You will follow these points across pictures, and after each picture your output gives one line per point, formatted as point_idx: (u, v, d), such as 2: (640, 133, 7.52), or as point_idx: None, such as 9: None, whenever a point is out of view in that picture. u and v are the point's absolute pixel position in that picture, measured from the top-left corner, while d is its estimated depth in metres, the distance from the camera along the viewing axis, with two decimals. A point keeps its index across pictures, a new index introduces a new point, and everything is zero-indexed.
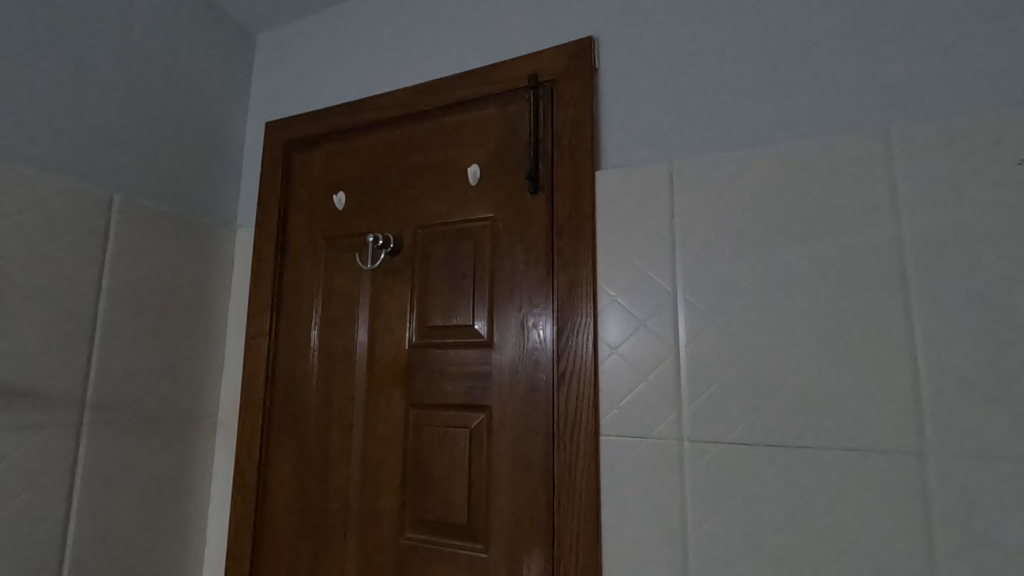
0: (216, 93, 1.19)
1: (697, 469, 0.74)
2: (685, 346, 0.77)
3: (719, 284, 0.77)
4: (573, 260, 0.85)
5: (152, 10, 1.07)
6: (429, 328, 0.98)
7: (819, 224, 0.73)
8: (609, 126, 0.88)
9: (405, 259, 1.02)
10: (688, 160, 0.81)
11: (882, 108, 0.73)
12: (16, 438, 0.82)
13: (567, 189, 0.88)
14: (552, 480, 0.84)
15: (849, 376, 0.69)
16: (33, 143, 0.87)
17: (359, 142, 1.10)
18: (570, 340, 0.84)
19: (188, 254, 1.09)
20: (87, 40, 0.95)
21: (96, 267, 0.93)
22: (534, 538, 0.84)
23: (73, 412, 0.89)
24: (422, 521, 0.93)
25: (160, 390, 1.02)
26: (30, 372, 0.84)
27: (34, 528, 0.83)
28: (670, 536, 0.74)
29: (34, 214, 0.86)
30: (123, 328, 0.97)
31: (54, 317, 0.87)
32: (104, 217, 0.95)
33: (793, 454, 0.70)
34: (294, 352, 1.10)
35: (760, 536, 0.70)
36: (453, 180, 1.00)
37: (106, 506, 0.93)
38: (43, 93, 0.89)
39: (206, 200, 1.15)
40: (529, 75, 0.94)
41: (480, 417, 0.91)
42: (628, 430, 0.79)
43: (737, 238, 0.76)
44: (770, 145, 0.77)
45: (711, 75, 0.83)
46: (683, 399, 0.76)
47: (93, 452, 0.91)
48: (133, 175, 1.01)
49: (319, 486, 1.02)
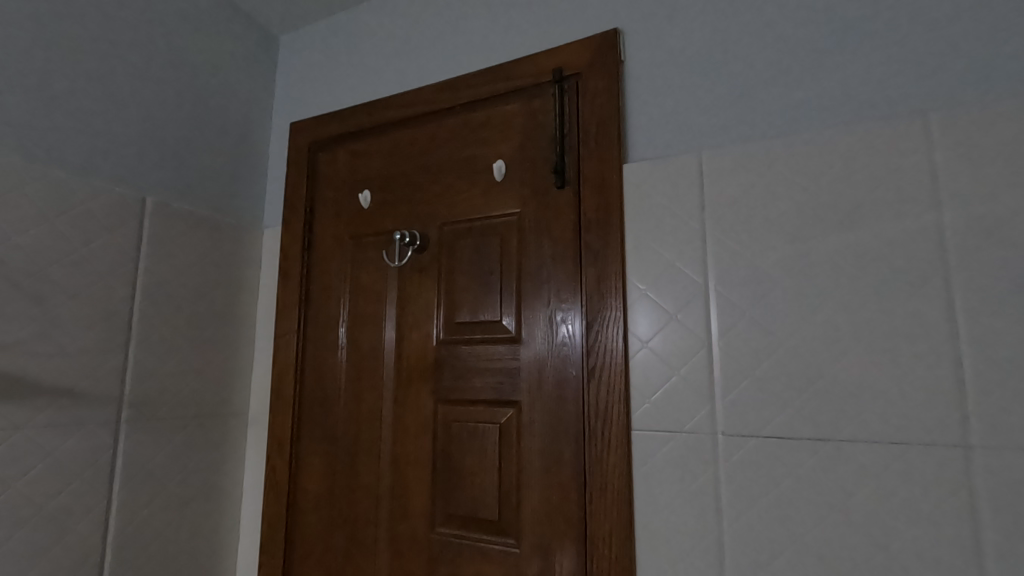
0: (243, 94, 1.20)
1: (731, 463, 0.74)
2: (718, 339, 0.76)
3: (752, 276, 0.76)
4: (602, 253, 0.85)
5: (180, 14, 1.08)
6: (456, 324, 0.98)
7: (857, 212, 0.71)
8: (637, 118, 0.88)
9: (431, 257, 1.03)
10: (718, 150, 0.80)
11: (922, 90, 0.71)
12: (57, 437, 0.84)
13: (594, 183, 0.87)
14: (584, 475, 0.83)
15: (889, 365, 0.68)
16: (68, 148, 0.89)
17: (384, 140, 1.11)
18: (600, 335, 0.83)
19: (218, 254, 1.10)
20: (115, 45, 0.97)
21: (131, 268, 0.95)
22: (566, 534, 0.84)
23: (111, 411, 0.91)
24: (453, 517, 0.93)
25: (193, 387, 1.04)
26: (71, 371, 0.86)
27: (77, 523, 0.86)
28: (705, 530, 0.74)
29: (72, 217, 0.88)
30: (156, 327, 0.98)
31: (90, 317, 0.89)
32: (136, 218, 0.97)
33: (830, 448, 0.69)
34: (323, 349, 1.11)
35: (798, 530, 0.69)
36: (478, 176, 1.00)
37: (144, 502, 0.95)
38: (77, 100, 0.91)
39: (235, 200, 1.16)
40: (554, 69, 0.93)
41: (509, 412, 0.91)
42: (660, 423, 0.78)
43: (770, 228, 0.75)
44: (802, 134, 0.76)
45: (742, 63, 0.82)
46: (717, 393, 0.75)
47: (131, 449, 0.93)
48: (163, 176, 1.03)
49: (350, 482, 1.04)
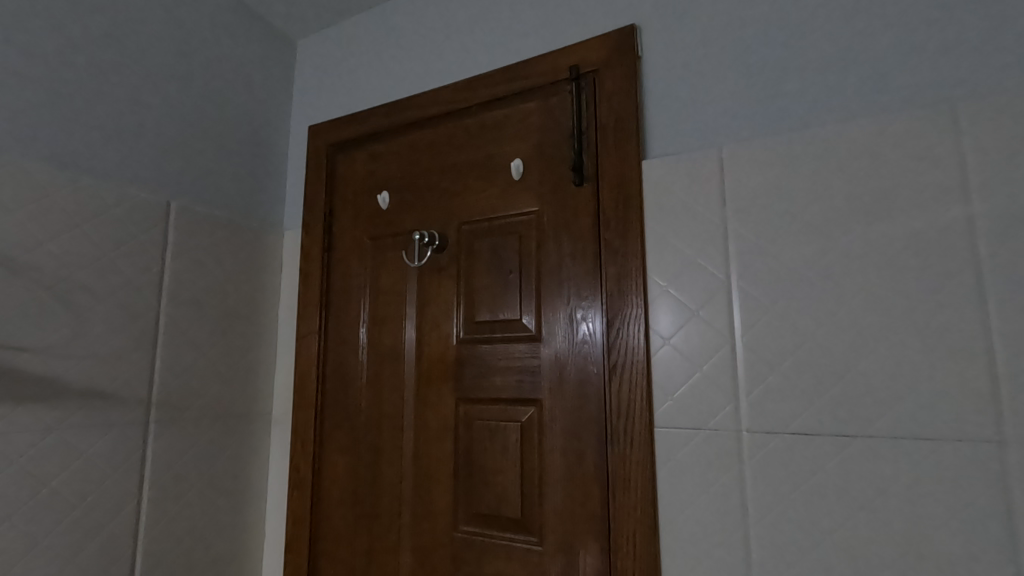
0: (262, 99, 1.22)
1: (758, 461, 0.73)
2: (741, 335, 0.76)
3: (776, 271, 0.75)
4: (622, 250, 0.85)
5: (201, 21, 1.10)
6: (476, 323, 0.98)
7: (882, 204, 0.70)
8: (656, 114, 0.87)
9: (450, 256, 1.03)
10: (739, 144, 0.79)
11: (950, 79, 0.70)
12: (89, 437, 0.86)
13: (613, 180, 0.87)
14: (606, 473, 0.83)
15: (919, 360, 0.66)
16: (96, 155, 0.91)
17: (401, 141, 1.12)
18: (621, 332, 0.83)
19: (240, 257, 1.12)
20: (138, 53, 0.99)
21: (157, 272, 0.97)
22: (589, 531, 0.83)
23: (140, 412, 0.92)
24: (475, 514, 0.93)
25: (218, 388, 1.05)
26: (101, 373, 0.88)
27: (110, 522, 0.88)
28: (731, 528, 0.73)
29: (100, 223, 0.90)
30: (182, 330, 1.00)
31: (119, 320, 0.91)
32: (162, 223, 0.98)
33: (858, 444, 0.68)
34: (344, 350, 1.12)
35: (827, 527, 0.69)
36: (496, 175, 1.00)
37: (173, 501, 0.96)
38: (103, 107, 0.93)
39: (256, 203, 1.18)
40: (571, 66, 0.93)
41: (531, 410, 0.91)
42: (683, 421, 0.77)
43: (793, 222, 0.75)
44: (826, 127, 0.75)
45: (762, 56, 0.81)
46: (741, 389, 0.75)
47: (160, 449, 0.95)
48: (187, 181, 1.05)
49: (372, 481, 1.04)
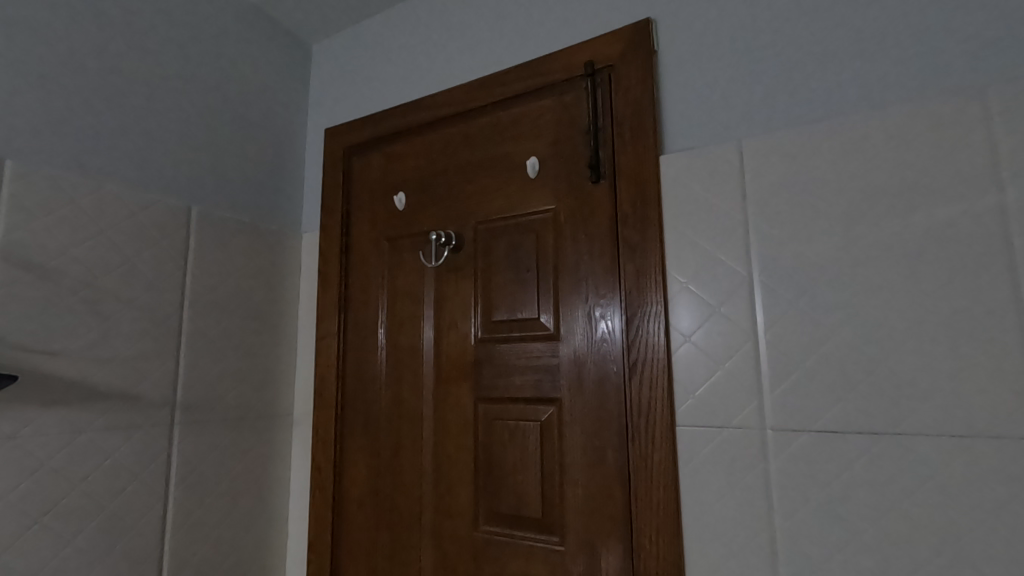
0: (279, 103, 1.23)
1: (784, 459, 0.71)
2: (764, 331, 0.74)
3: (798, 264, 0.73)
4: (640, 247, 0.84)
5: (218, 27, 1.12)
6: (494, 323, 0.98)
7: (911, 195, 0.68)
8: (673, 108, 0.86)
9: (467, 256, 1.03)
10: (760, 137, 0.78)
11: (981, 65, 0.68)
12: (117, 439, 0.87)
13: (630, 175, 0.86)
14: (628, 472, 0.82)
15: (950, 354, 0.65)
16: (119, 162, 0.93)
17: (417, 142, 1.12)
18: (640, 330, 0.82)
19: (260, 259, 1.13)
20: (158, 60, 1.00)
21: (179, 275, 0.99)
22: (611, 531, 0.83)
23: (165, 414, 0.94)
24: (496, 514, 0.93)
25: (241, 390, 1.07)
26: (128, 376, 0.90)
27: (138, 521, 0.89)
28: (756, 528, 0.72)
29: (124, 228, 0.91)
30: (204, 332, 1.01)
31: (144, 324, 0.93)
32: (184, 227, 1.00)
33: (888, 441, 0.66)
34: (363, 351, 1.13)
35: (855, 527, 0.67)
36: (512, 173, 1.00)
37: (199, 501, 0.98)
38: (125, 114, 0.94)
39: (274, 206, 1.19)
40: (586, 62, 0.93)
41: (550, 409, 0.91)
42: (706, 420, 0.76)
43: (817, 214, 0.73)
44: (849, 118, 0.73)
45: (783, 47, 0.79)
46: (765, 387, 0.73)
47: (185, 450, 0.96)
48: (207, 186, 1.06)
49: (393, 481, 1.05)
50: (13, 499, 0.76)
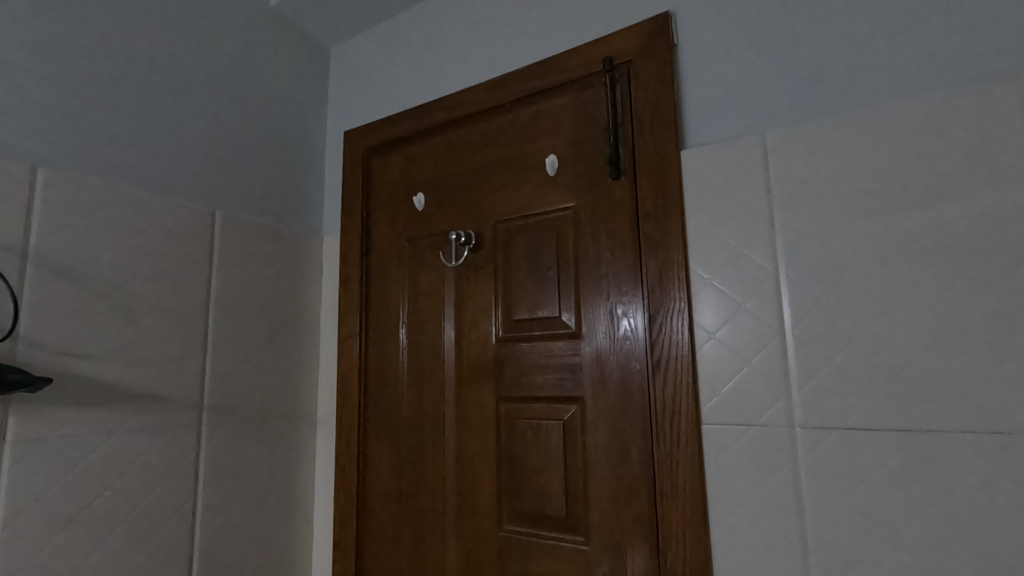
0: (299, 106, 1.24)
1: (813, 458, 0.70)
2: (791, 327, 0.73)
3: (826, 259, 0.72)
4: (662, 243, 0.83)
5: (239, 33, 1.13)
6: (515, 322, 0.98)
7: (942, 186, 0.66)
8: (694, 102, 0.85)
9: (487, 255, 1.03)
10: (785, 129, 0.76)
11: (1016, 51, 0.65)
12: (147, 439, 0.89)
13: (651, 171, 0.85)
14: (653, 471, 0.81)
15: (986, 350, 0.63)
16: (144, 168, 0.95)
17: (435, 142, 1.13)
18: (663, 327, 0.81)
19: (283, 261, 1.15)
20: (181, 68, 1.02)
21: (205, 279, 1.00)
22: (636, 531, 0.82)
23: (192, 415, 0.95)
24: (520, 514, 0.93)
25: (265, 390, 1.08)
26: (156, 378, 0.91)
27: (168, 520, 0.91)
28: (785, 527, 0.71)
29: (151, 233, 0.93)
30: (230, 334, 1.03)
31: (171, 326, 0.94)
32: (208, 231, 1.01)
33: (922, 440, 0.65)
34: (385, 351, 1.13)
35: (889, 528, 0.65)
36: (531, 171, 0.99)
37: (226, 501, 0.99)
38: (150, 121, 0.96)
39: (296, 209, 1.20)
40: (604, 58, 0.92)
41: (573, 408, 0.90)
42: (732, 418, 0.75)
43: (844, 207, 0.71)
44: (876, 108, 0.71)
45: (807, 37, 0.78)
46: (793, 384, 0.72)
47: (212, 450, 0.98)
48: (230, 190, 1.07)
49: (416, 480, 1.05)
50: (49, 498, 0.78)
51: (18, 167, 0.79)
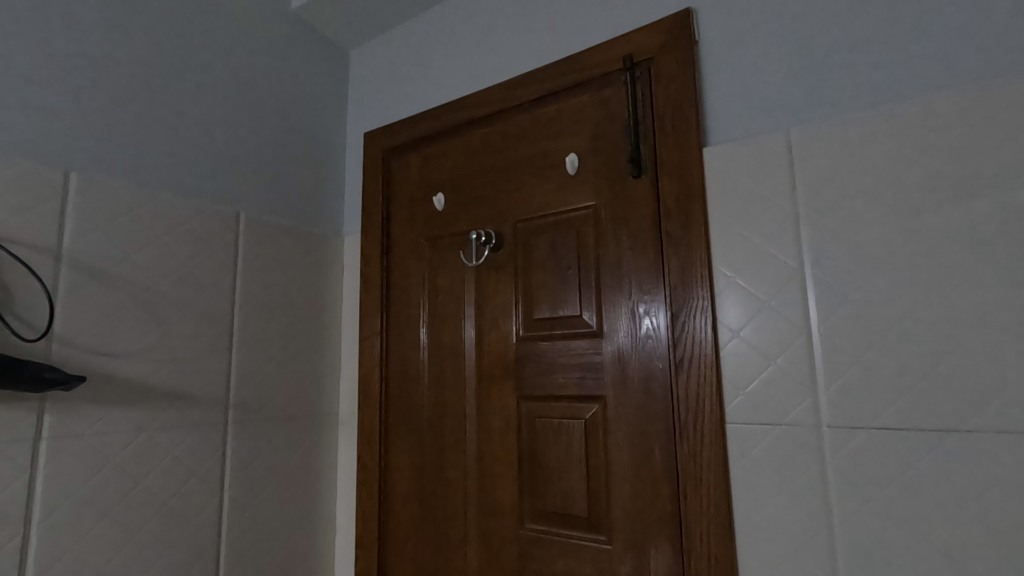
0: (320, 109, 1.26)
1: (841, 458, 0.69)
2: (818, 326, 0.72)
3: (853, 256, 0.71)
4: (685, 242, 0.82)
5: (262, 37, 1.15)
6: (535, 321, 0.98)
7: (974, 181, 0.65)
8: (716, 99, 0.84)
9: (507, 254, 1.03)
10: (811, 125, 0.75)
11: None
12: (175, 437, 0.91)
13: (672, 169, 0.84)
14: (676, 470, 0.81)
15: (1019, 348, 0.61)
16: (171, 171, 0.97)
17: (454, 143, 1.13)
18: (686, 326, 0.80)
19: (304, 262, 1.16)
20: (206, 72, 1.04)
21: (229, 279, 1.02)
22: (659, 530, 0.81)
23: (218, 414, 0.97)
24: (542, 512, 0.93)
25: (289, 389, 1.09)
26: (184, 377, 0.93)
27: (196, 516, 0.93)
28: (813, 529, 0.70)
29: (178, 234, 0.95)
30: (253, 333, 1.04)
31: (197, 326, 0.96)
32: (233, 232, 1.03)
33: (955, 440, 0.63)
34: (406, 351, 1.14)
35: (921, 530, 0.64)
36: (551, 171, 0.99)
37: (251, 497, 1.01)
38: (177, 125, 0.98)
39: (317, 210, 1.22)
40: (624, 56, 0.92)
41: (595, 407, 0.90)
42: (758, 417, 0.74)
43: (872, 203, 0.70)
44: (904, 103, 0.70)
45: (832, 31, 0.77)
46: (820, 383, 0.71)
47: (238, 448, 0.99)
48: (253, 192, 1.09)
49: (437, 478, 1.06)
50: (84, 493, 0.81)
51: (53, 172, 0.81)
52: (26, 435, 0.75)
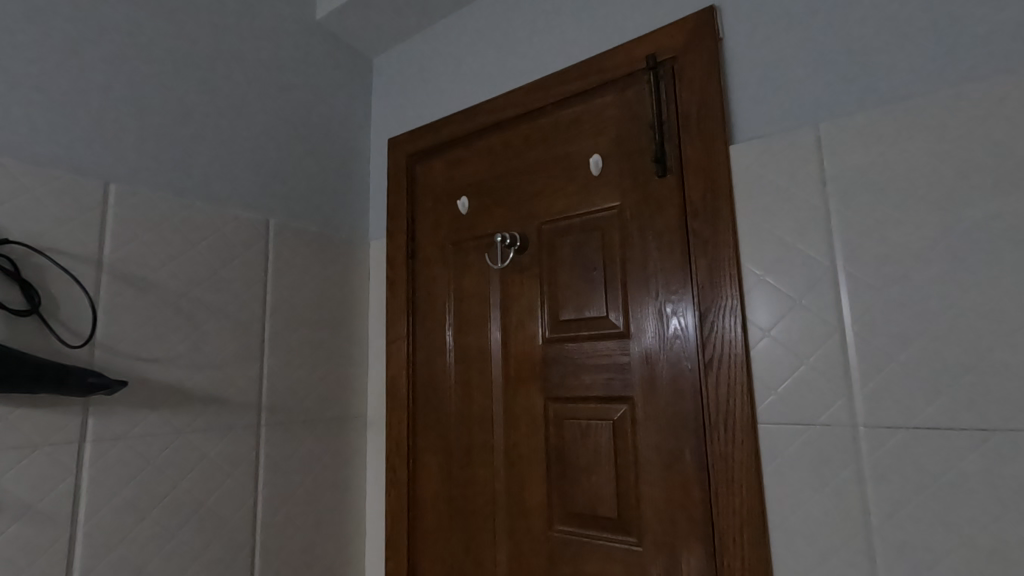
0: (345, 116, 1.28)
1: (879, 458, 0.68)
2: (852, 324, 0.71)
3: (888, 253, 0.69)
4: (712, 241, 0.81)
5: (288, 46, 1.17)
6: (561, 322, 0.98)
7: (1013, 173, 0.63)
8: (742, 96, 0.83)
9: (532, 256, 1.03)
10: (842, 120, 0.74)
11: None
12: (211, 439, 0.93)
13: (699, 167, 0.84)
14: (707, 471, 0.80)
15: None
16: (204, 180, 0.99)
17: (478, 146, 1.14)
18: (715, 326, 0.80)
19: (332, 266, 1.18)
20: (235, 83, 1.06)
21: (261, 284, 1.04)
22: (691, 532, 0.81)
23: (252, 416, 0.99)
24: (571, 514, 0.93)
25: (319, 392, 1.11)
26: (218, 380, 0.95)
27: (232, 516, 0.95)
28: (850, 529, 0.69)
29: (211, 241, 0.97)
30: (284, 337, 1.07)
31: (230, 331, 0.98)
32: (263, 238, 1.05)
33: (1000, 439, 0.62)
34: (432, 353, 1.15)
35: (964, 532, 0.62)
36: (575, 171, 0.99)
37: (283, 498, 1.03)
38: (208, 135, 1.01)
39: (344, 215, 1.24)
40: (648, 56, 0.91)
41: (622, 408, 0.90)
42: (791, 416, 0.73)
43: (907, 198, 0.69)
44: (939, 95, 0.68)
45: (861, 25, 0.75)
46: (855, 382, 0.70)
47: (270, 449, 1.01)
48: (282, 199, 1.11)
49: (465, 479, 1.07)
50: (127, 493, 0.83)
51: (93, 183, 0.84)
52: (72, 438, 0.78)
